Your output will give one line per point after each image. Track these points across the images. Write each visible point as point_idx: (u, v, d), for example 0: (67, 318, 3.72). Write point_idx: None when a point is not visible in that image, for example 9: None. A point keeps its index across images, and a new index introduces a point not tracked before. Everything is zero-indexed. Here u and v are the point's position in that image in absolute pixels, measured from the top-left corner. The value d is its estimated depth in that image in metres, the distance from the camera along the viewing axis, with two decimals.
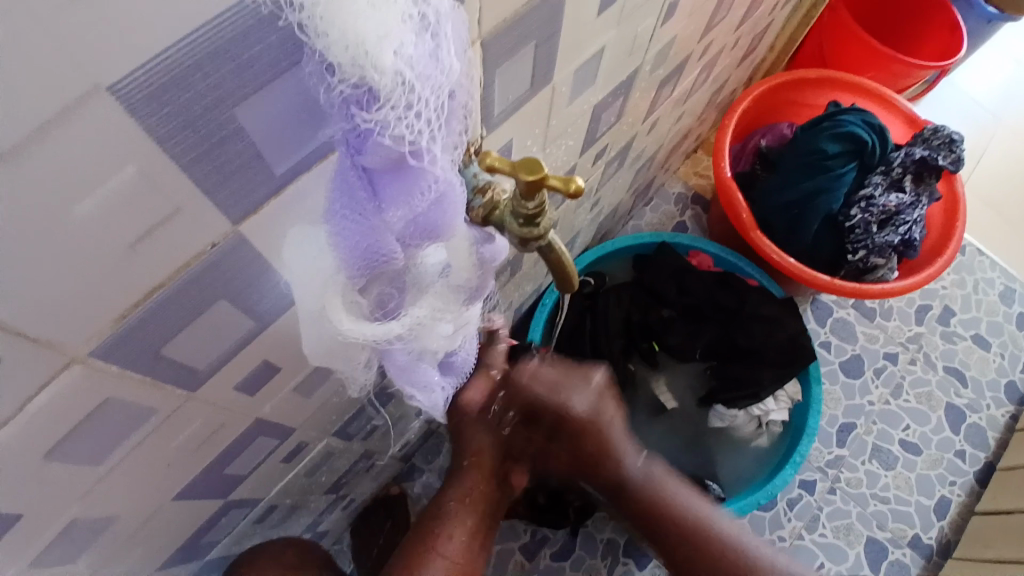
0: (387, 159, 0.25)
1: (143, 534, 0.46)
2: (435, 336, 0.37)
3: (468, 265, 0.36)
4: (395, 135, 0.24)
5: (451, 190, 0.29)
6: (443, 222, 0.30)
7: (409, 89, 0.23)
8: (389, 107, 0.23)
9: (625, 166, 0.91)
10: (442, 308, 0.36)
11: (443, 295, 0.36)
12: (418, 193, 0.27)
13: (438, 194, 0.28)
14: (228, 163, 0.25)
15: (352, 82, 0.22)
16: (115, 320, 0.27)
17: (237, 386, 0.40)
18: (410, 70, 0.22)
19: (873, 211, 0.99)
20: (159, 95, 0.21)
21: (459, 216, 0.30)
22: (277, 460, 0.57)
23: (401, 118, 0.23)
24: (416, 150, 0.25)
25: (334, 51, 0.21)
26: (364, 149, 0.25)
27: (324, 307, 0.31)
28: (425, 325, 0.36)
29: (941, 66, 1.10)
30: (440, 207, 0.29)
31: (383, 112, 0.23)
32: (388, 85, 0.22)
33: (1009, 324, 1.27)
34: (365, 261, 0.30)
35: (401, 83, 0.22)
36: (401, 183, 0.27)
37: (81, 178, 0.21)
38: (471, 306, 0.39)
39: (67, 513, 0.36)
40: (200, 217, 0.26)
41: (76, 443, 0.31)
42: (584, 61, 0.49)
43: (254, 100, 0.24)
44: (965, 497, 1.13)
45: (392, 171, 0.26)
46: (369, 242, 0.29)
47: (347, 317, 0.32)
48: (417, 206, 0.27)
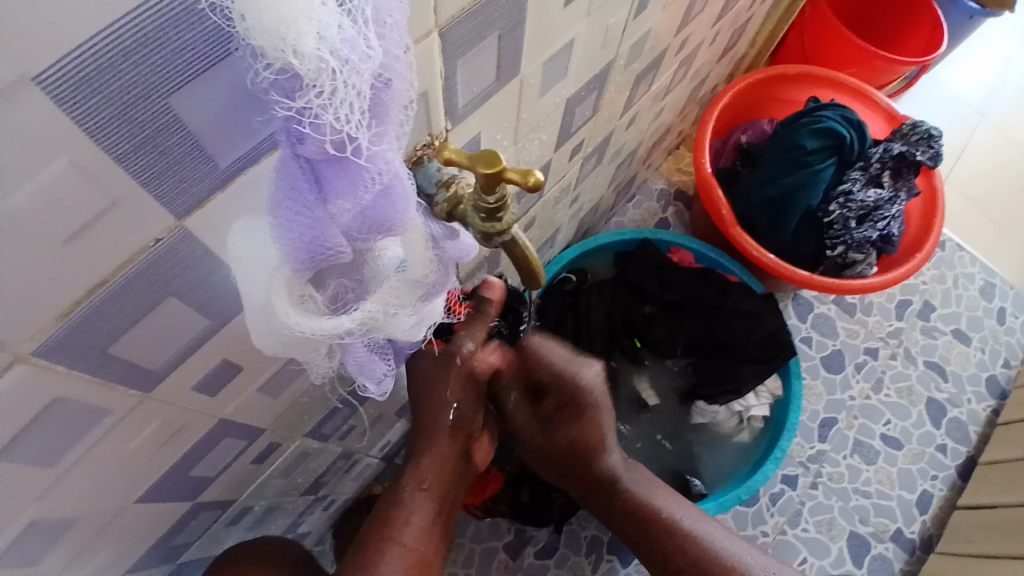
0: (323, 151, 0.25)
1: (108, 537, 0.45)
2: (393, 328, 0.36)
3: (425, 260, 0.35)
4: (321, 122, 0.23)
5: (397, 180, 0.28)
6: (392, 213, 0.29)
7: (336, 75, 0.22)
8: (314, 92, 0.22)
9: (605, 161, 0.91)
10: (396, 304, 0.36)
11: (398, 290, 0.35)
12: (361, 185, 0.26)
13: (382, 184, 0.28)
14: (166, 156, 0.25)
15: (276, 68, 0.21)
16: (57, 317, 0.26)
17: (198, 385, 0.39)
18: (335, 56, 0.22)
19: (851, 206, 0.99)
20: (87, 83, 0.20)
21: (410, 206, 0.30)
22: (248, 460, 0.56)
23: (327, 105, 0.23)
24: (346, 140, 0.24)
25: (255, 35, 0.20)
26: (300, 140, 0.24)
27: (270, 302, 0.31)
28: (379, 319, 0.35)
29: (919, 62, 1.10)
30: (387, 196, 0.28)
31: (307, 98, 0.22)
32: (312, 70, 0.21)
33: (988, 319, 1.28)
34: (312, 254, 0.29)
35: (325, 68, 0.22)
36: (342, 175, 0.26)
37: (14, 170, 0.20)
38: (430, 303, 0.38)
39: (21, 517, 0.35)
40: (141, 210, 0.25)
41: (23, 446, 0.30)
42: (552, 53, 0.48)
43: (189, 89, 0.23)
44: (946, 491, 1.14)
45: (331, 162, 0.25)
46: (316, 233, 0.28)
47: (293, 311, 0.31)
48: (362, 198, 0.27)
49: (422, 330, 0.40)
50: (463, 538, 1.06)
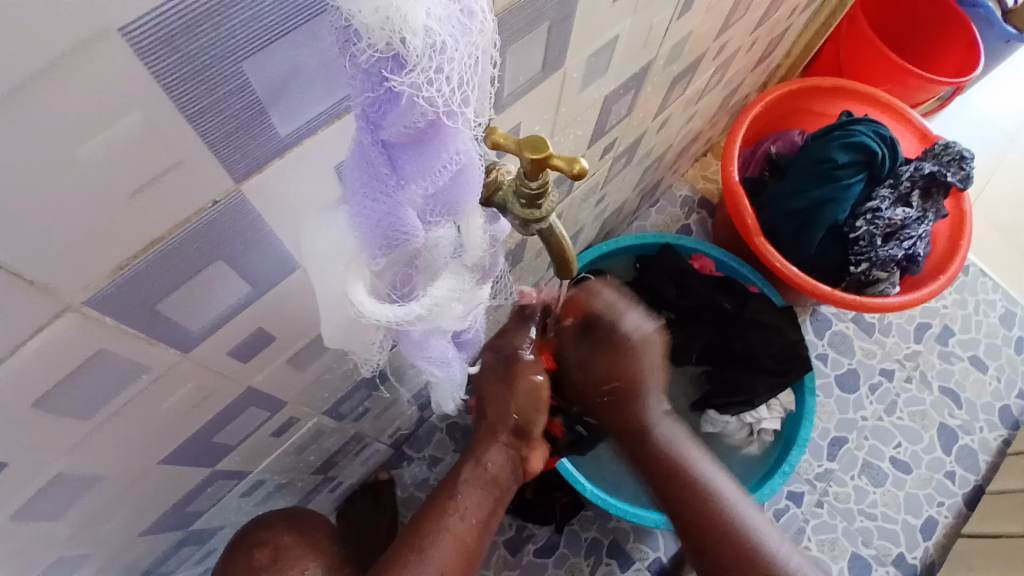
0: (411, 130, 0.25)
1: (128, 497, 0.46)
2: (451, 317, 0.37)
3: (481, 243, 0.36)
4: (420, 100, 0.24)
5: (471, 166, 0.29)
6: (462, 195, 0.30)
7: (439, 52, 0.23)
8: (419, 71, 0.23)
9: (633, 163, 0.91)
10: (458, 287, 0.36)
11: (458, 274, 0.36)
12: (440, 166, 0.27)
13: (459, 167, 0.28)
14: (233, 119, 0.25)
15: (379, 48, 0.22)
16: (111, 271, 0.27)
17: (232, 351, 0.39)
18: (439, 34, 0.23)
19: (878, 224, 0.99)
20: (169, 41, 0.21)
21: (475, 193, 0.31)
22: (267, 433, 0.57)
23: (432, 82, 0.23)
24: (442, 116, 0.25)
25: (367, 14, 0.21)
26: (386, 120, 0.25)
27: (347, 288, 0.31)
28: (443, 306, 0.36)
29: (956, 83, 1.09)
30: (462, 179, 0.29)
31: (415, 75, 0.23)
32: (419, 47, 0.22)
33: (1007, 347, 1.27)
34: (384, 236, 0.29)
35: (429, 45, 0.22)
36: (424, 156, 0.27)
37: (85, 123, 0.21)
38: (485, 284, 0.40)
39: (52, 467, 0.36)
40: (204, 171, 0.26)
41: (65, 394, 0.31)
42: (596, 48, 0.48)
43: (260, 57, 0.24)
44: (953, 518, 1.13)
45: (414, 142, 0.26)
46: (392, 216, 0.28)
47: (366, 299, 0.31)
48: (439, 179, 0.28)
49: (477, 316, 0.41)
50: None
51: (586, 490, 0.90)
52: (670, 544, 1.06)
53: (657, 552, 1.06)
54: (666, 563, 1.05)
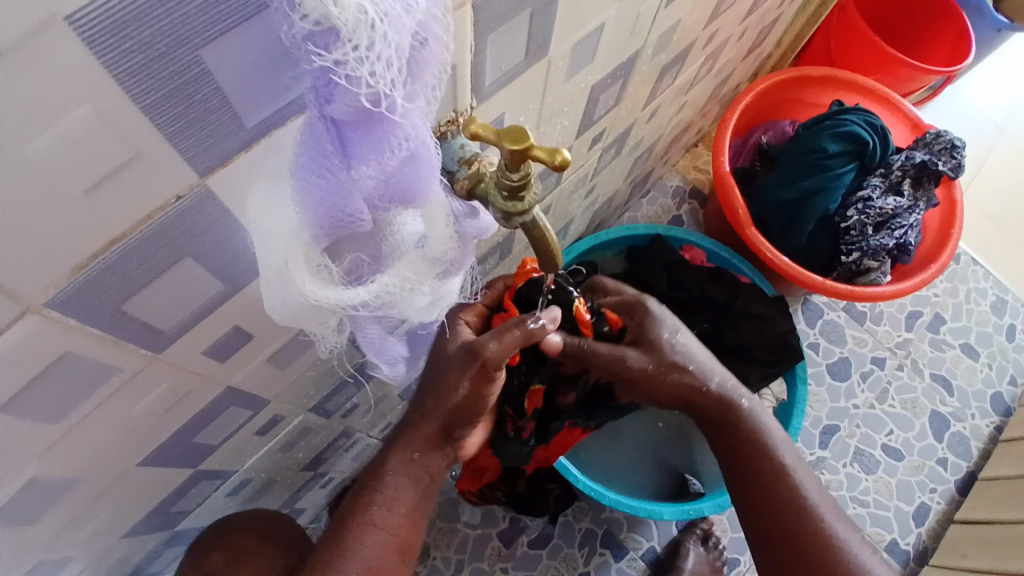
0: (353, 109, 0.24)
1: (108, 500, 0.45)
2: (409, 305, 0.36)
3: (446, 236, 0.34)
4: (355, 78, 0.22)
5: (422, 149, 0.28)
6: (415, 180, 0.29)
7: (373, 28, 0.21)
8: (349, 47, 0.21)
9: (623, 153, 0.90)
10: (414, 279, 0.35)
11: (416, 265, 0.35)
12: (387, 149, 0.26)
13: (408, 150, 0.27)
14: (192, 110, 0.24)
15: (312, 19, 0.21)
16: (72, 271, 0.26)
17: (209, 350, 0.38)
18: (375, 8, 0.21)
19: (869, 213, 0.98)
20: (119, 29, 0.20)
21: (433, 177, 0.29)
22: (251, 431, 0.56)
23: (364, 61, 0.22)
24: (381, 96, 0.24)
25: None
26: (330, 99, 0.24)
27: (287, 266, 0.30)
28: (395, 295, 0.34)
29: (947, 71, 1.09)
30: (412, 165, 0.28)
31: (343, 51, 0.22)
32: (349, 22, 0.21)
33: (998, 335, 1.27)
34: (328, 217, 0.29)
35: (363, 20, 0.21)
36: (369, 138, 0.26)
37: (36, 114, 0.20)
38: (447, 280, 0.38)
39: (24, 471, 0.35)
40: (166, 164, 0.25)
41: (32, 399, 0.30)
42: (581, 36, 0.47)
43: (219, 43, 0.23)
44: (945, 505, 1.13)
45: (359, 122, 0.25)
46: (337, 198, 0.28)
47: (309, 280, 0.30)
48: (387, 163, 0.27)
49: (436, 310, 0.40)
50: (458, 522, 1.06)
51: (580, 481, 0.90)
52: (664, 532, 1.07)
53: (650, 542, 1.06)
54: (659, 552, 1.05)
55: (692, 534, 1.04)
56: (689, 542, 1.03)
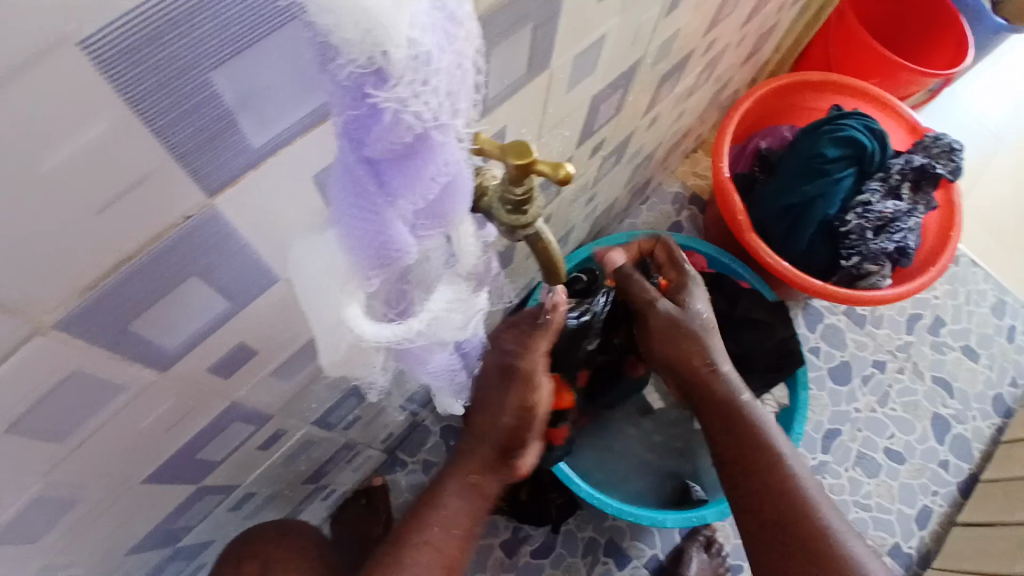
0: (402, 145, 0.24)
1: (111, 517, 0.45)
2: (455, 332, 0.36)
3: (472, 251, 0.36)
4: (412, 114, 0.23)
5: (459, 173, 0.28)
6: (449, 204, 0.29)
7: (423, 63, 0.22)
8: (405, 86, 0.22)
9: (623, 161, 0.90)
10: (457, 299, 0.35)
11: (452, 286, 0.35)
12: (431, 179, 0.26)
13: (448, 177, 0.27)
14: (202, 131, 0.24)
15: (361, 64, 0.21)
16: (75, 291, 0.25)
17: (213, 366, 0.38)
18: (423, 45, 0.22)
19: (869, 217, 0.98)
20: (131, 53, 0.20)
21: (465, 199, 0.30)
22: (254, 445, 0.56)
23: (418, 96, 0.23)
24: (430, 128, 0.24)
25: (345, 31, 0.20)
26: (374, 137, 0.24)
27: (341, 312, 0.30)
28: (447, 319, 0.35)
29: (943, 75, 1.09)
30: (449, 189, 0.28)
31: (399, 92, 0.22)
32: (404, 63, 0.21)
33: (998, 337, 1.27)
34: (378, 255, 0.28)
35: (414, 58, 0.21)
36: (413, 171, 0.25)
37: (49, 133, 0.20)
38: (480, 293, 0.38)
39: (28, 491, 0.35)
40: (173, 184, 0.25)
41: (37, 418, 0.30)
42: (583, 49, 0.47)
43: (230, 65, 0.23)
44: (947, 508, 1.13)
45: (403, 157, 0.25)
46: (386, 235, 0.27)
47: (365, 322, 0.30)
48: (430, 192, 0.27)
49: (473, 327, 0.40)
50: None
51: (581, 489, 0.89)
52: (667, 540, 1.07)
53: (654, 549, 1.06)
54: (663, 560, 1.05)
55: (695, 541, 1.04)
56: (692, 550, 1.02)
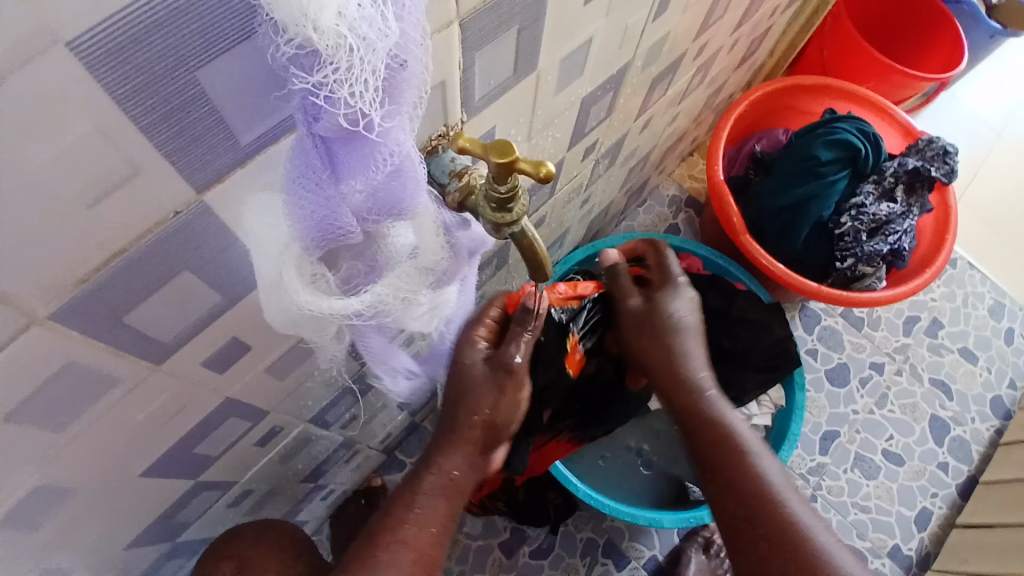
0: (336, 129, 0.25)
1: (109, 510, 0.46)
2: (400, 314, 0.37)
3: (436, 247, 0.36)
4: (335, 99, 0.24)
5: (408, 162, 0.29)
6: (401, 194, 0.30)
7: (351, 52, 0.22)
8: (329, 69, 0.22)
9: (618, 164, 0.91)
10: (408, 289, 0.36)
11: (409, 275, 0.36)
12: (373, 165, 0.27)
13: (394, 165, 0.28)
14: (187, 128, 0.25)
15: (294, 41, 0.22)
16: (72, 282, 0.26)
17: (207, 361, 0.39)
18: (353, 34, 0.22)
19: (863, 219, 0.99)
20: (117, 53, 0.21)
21: (420, 189, 0.31)
22: (251, 442, 0.57)
23: (342, 82, 0.23)
24: (360, 116, 0.25)
25: (276, 10, 0.21)
26: (315, 118, 0.25)
27: (281, 277, 0.31)
28: (389, 303, 0.35)
29: (937, 78, 1.10)
30: (399, 178, 0.29)
31: (324, 73, 0.23)
32: (329, 46, 0.22)
33: (996, 339, 1.27)
34: (320, 229, 0.30)
35: (344, 45, 0.22)
36: (353, 153, 0.26)
37: (35, 129, 0.20)
38: (442, 289, 0.39)
39: (26, 480, 0.36)
40: (163, 180, 0.26)
41: (34, 408, 0.31)
42: (571, 51, 0.49)
43: (213, 63, 0.23)
44: (946, 509, 1.13)
45: (344, 141, 0.26)
46: (326, 212, 0.29)
47: (302, 288, 0.31)
48: (373, 177, 0.28)
49: (432, 320, 0.41)
50: (459, 534, 1.06)
51: (578, 490, 0.90)
52: (665, 542, 1.07)
53: (652, 550, 1.06)
54: (661, 562, 1.05)
55: (694, 542, 1.06)
56: (691, 551, 1.04)
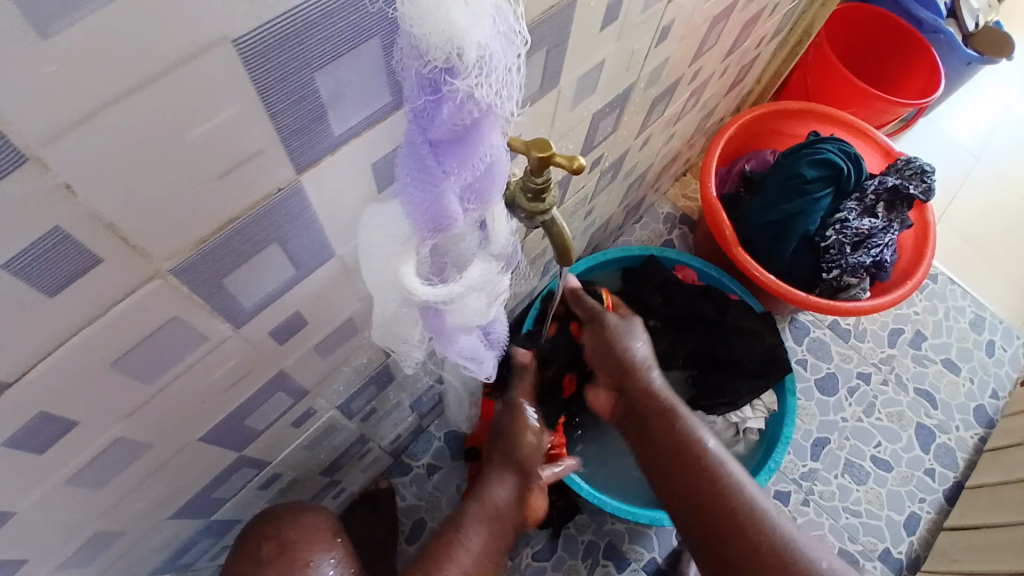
0: (459, 129, 0.31)
1: (166, 475, 0.50)
2: (470, 302, 0.43)
3: (502, 238, 0.42)
4: (469, 102, 0.30)
5: (498, 160, 0.35)
6: (490, 186, 0.36)
7: (483, 65, 0.29)
8: (469, 80, 0.29)
9: (619, 179, 0.98)
10: (482, 278, 0.42)
11: (481, 265, 0.42)
12: (477, 160, 0.33)
13: (489, 161, 0.34)
14: (301, 119, 0.31)
15: (442, 60, 0.28)
16: (195, 243, 0.32)
17: (273, 330, 0.45)
18: (485, 50, 0.28)
19: (846, 233, 1.06)
20: (265, 53, 0.26)
21: (502, 183, 0.37)
22: (288, 422, 0.61)
23: (475, 88, 0.29)
24: (481, 115, 0.31)
25: (433, 34, 0.27)
26: (441, 121, 0.31)
27: (398, 268, 0.37)
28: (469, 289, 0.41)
29: (915, 104, 1.19)
30: (490, 173, 0.35)
31: (465, 83, 0.29)
32: (471, 60, 0.28)
33: (977, 351, 1.34)
34: (432, 221, 0.35)
35: (479, 60, 0.28)
36: (465, 152, 0.32)
37: (198, 110, 0.26)
38: (503, 277, 0.45)
39: (111, 432, 0.40)
40: (274, 161, 0.32)
41: (138, 357, 0.35)
42: (587, 69, 0.55)
43: (329, 67, 0.30)
44: (934, 514, 1.18)
45: (460, 141, 0.32)
46: (438, 204, 0.34)
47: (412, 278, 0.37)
48: (475, 170, 0.34)
49: (494, 306, 0.46)
50: None
51: (584, 490, 0.95)
52: (664, 544, 1.11)
53: (652, 553, 1.10)
54: (661, 563, 1.09)
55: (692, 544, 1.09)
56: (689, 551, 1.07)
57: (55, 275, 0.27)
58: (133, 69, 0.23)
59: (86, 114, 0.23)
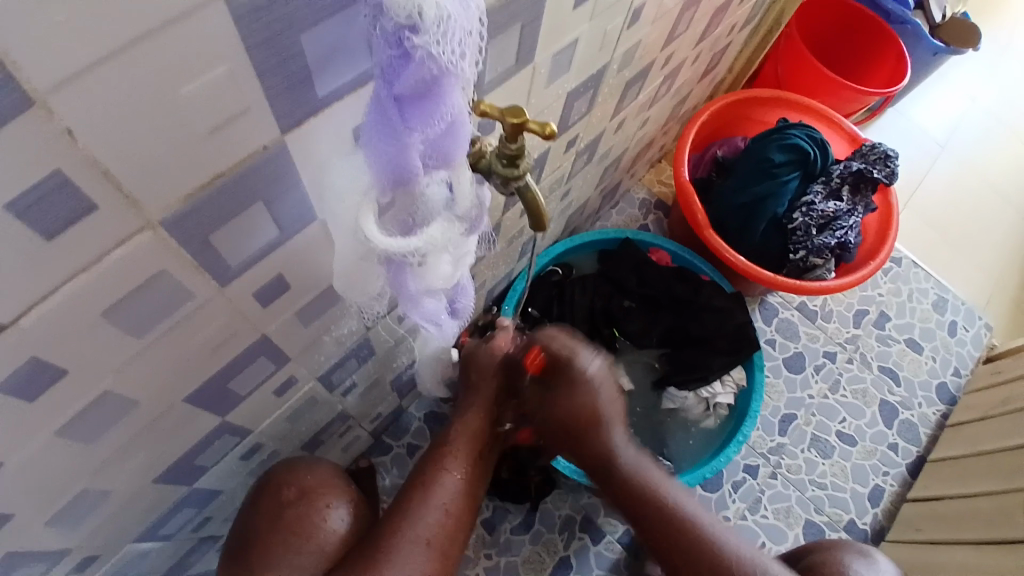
0: (418, 86, 0.33)
1: (151, 436, 0.52)
2: (438, 259, 0.45)
3: (468, 198, 0.44)
4: (427, 61, 0.31)
5: (460, 119, 0.37)
6: (452, 146, 0.38)
7: (444, 24, 0.31)
8: (427, 39, 0.30)
9: (594, 161, 1.00)
10: (447, 235, 0.44)
11: (447, 224, 0.44)
12: (437, 118, 0.35)
13: (450, 120, 0.36)
14: (287, 79, 0.33)
15: (402, 16, 0.30)
16: (184, 197, 0.33)
17: (257, 293, 0.46)
18: (445, 11, 0.30)
19: (813, 215, 1.10)
20: (254, 13, 0.28)
21: (463, 144, 0.39)
22: (270, 390, 0.63)
23: (433, 48, 0.31)
24: (440, 75, 0.33)
25: None
26: (401, 77, 0.33)
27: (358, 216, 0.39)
28: (435, 245, 0.44)
29: (881, 93, 1.23)
30: (452, 132, 0.37)
31: (423, 42, 0.30)
32: (430, 19, 0.30)
33: (940, 331, 1.40)
34: (392, 174, 0.38)
35: (438, 19, 0.30)
36: (424, 109, 0.34)
37: (190, 66, 0.28)
38: (468, 239, 0.47)
39: (101, 385, 0.41)
40: (260, 120, 0.33)
41: (128, 309, 0.37)
42: (561, 47, 0.58)
43: (313, 30, 0.32)
44: (897, 486, 1.24)
45: (420, 98, 0.34)
46: (399, 157, 0.36)
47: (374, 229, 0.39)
48: (435, 128, 0.36)
49: (460, 267, 0.49)
50: None
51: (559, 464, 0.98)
52: None
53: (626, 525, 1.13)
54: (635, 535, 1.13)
55: None
56: None
57: (51, 219, 0.29)
58: (130, 23, 0.24)
59: (86, 65, 0.24)
